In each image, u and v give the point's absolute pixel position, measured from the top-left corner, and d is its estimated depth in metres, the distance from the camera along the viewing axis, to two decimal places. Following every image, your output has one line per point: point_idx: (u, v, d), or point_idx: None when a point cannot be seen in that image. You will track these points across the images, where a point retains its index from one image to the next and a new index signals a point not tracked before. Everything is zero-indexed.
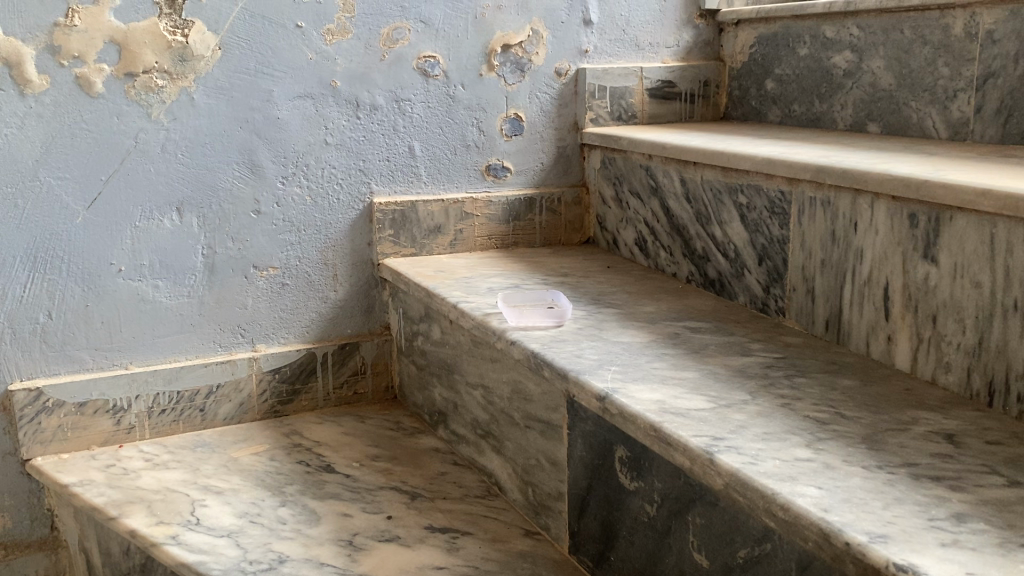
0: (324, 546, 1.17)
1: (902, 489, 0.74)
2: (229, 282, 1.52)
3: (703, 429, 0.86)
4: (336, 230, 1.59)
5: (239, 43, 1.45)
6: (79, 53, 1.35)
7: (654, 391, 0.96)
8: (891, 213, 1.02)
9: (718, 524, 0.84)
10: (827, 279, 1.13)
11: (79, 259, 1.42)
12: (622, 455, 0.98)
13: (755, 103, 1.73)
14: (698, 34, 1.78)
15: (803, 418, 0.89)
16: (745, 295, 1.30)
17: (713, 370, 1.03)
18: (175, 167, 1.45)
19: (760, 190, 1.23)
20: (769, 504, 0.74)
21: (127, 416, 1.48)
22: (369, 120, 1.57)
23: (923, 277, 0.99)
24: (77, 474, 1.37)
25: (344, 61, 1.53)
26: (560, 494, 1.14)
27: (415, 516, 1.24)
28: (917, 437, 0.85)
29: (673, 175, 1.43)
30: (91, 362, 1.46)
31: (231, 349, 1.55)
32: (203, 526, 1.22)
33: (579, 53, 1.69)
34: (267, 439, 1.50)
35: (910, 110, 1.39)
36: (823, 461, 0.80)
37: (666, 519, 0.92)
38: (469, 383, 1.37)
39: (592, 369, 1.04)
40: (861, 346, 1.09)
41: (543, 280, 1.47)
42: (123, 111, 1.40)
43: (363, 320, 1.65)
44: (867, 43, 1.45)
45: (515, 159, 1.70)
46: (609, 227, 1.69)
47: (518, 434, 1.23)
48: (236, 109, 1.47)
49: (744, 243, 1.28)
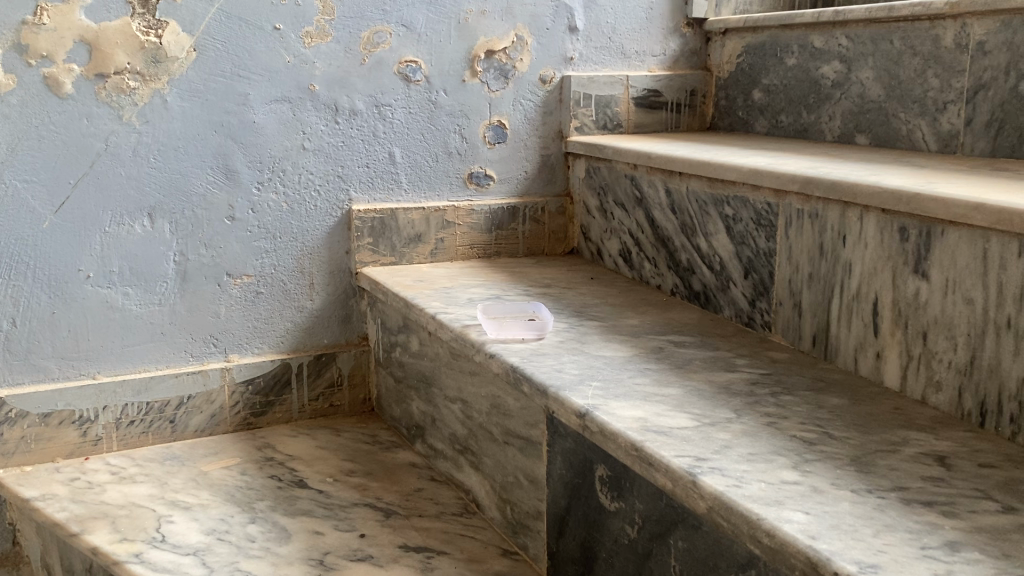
0: (294, 565, 1.12)
1: (893, 515, 0.71)
2: (201, 290, 1.48)
3: (686, 449, 0.83)
4: (313, 238, 1.55)
5: (215, 45, 1.41)
6: (47, 52, 1.31)
7: (636, 409, 0.93)
8: (881, 226, 0.99)
9: (701, 548, 0.80)
10: (814, 293, 1.10)
11: (46, 265, 1.37)
12: (602, 474, 0.94)
13: (742, 113, 1.71)
14: (685, 43, 1.75)
15: (789, 438, 0.86)
16: (730, 308, 1.26)
17: (697, 386, 1.00)
18: (147, 172, 1.41)
19: (747, 202, 1.20)
20: (754, 530, 0.70)
21: (94, 428, 1.43)
22: (348, 126, 1.53)
23: (914, 293, 0.96)
24: (40, 488, 1.32)
25: (323, 65, 1.49)
26: (539, 513, 1.10)
27: (389, 534, 1.20)
28: (908, 460, 0.82)
29: (658, 185, 1.40)
30: (57, 371, 1.41)
31: (202, 359, 1.51)
32: (169, 544, 1.17)
33: (564, 61, 1.66)
34: (239, 452, 1.46)
35: (899, 122, 1.37)
36: (810, 484, 0.76)
37: (647, 542, 0.88)
38: (448, 397, 1.33)
39: (573, 385, 1.00)
40: (848, 362, 1.06)
41: (525, 292, 1.44)
42: (93, 113, 1.36)
43: (340, 330, 1.61)
44: (856, 53, 1.43)
45: (498, 167, 1.67)
46: (593, 238, 1.66)
47: (496, 449, 1.20)
48: (211, 113, 1.43)
49: (730, 256, 1.25)
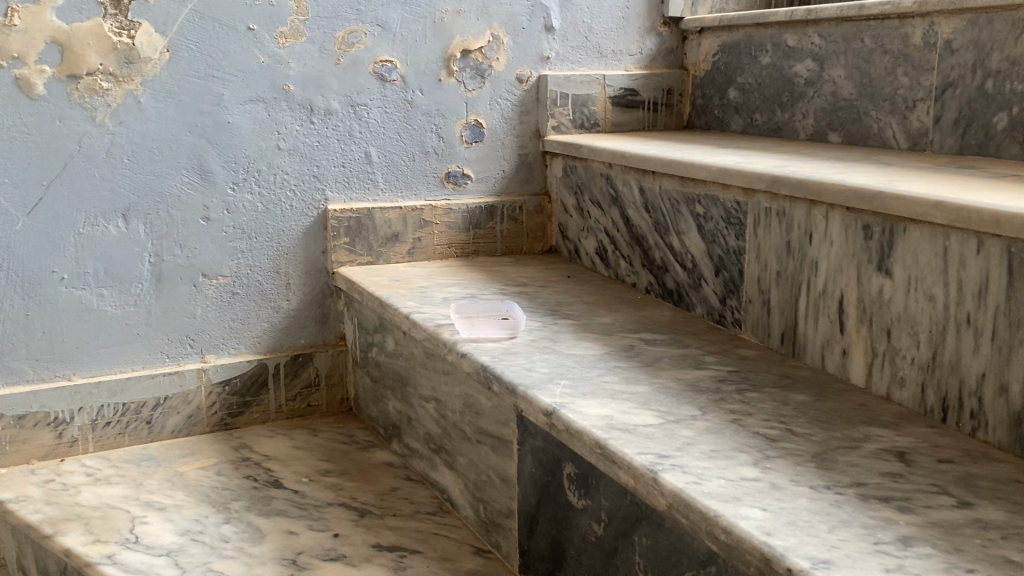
0: (267, 565, 1.13)
1: (849, 511, 0.72)
2: (177, 291, 1.48)
3: (649, 446, 0.83)
4: (289, 238, 1.55)
5: (188, 46, 1.41)
6: (18, 54, 1.30)
7: (602, 407, 0.93)
8: (846, 224, 1.00)
9: (663, 545, 0.81)
10: (782, 291, 1.11)
11: (19, 267, 1.37)
12: (570, 472, 0.95)
13: (718, 112, 1.71)
14: (661, 42, 1.76)
15: (752, 435, 0.87)
16: (702, 306, 1.27)
17: (664, 384, 1.00)
18: (121, 173, 1.41)
19: (717, 200, 1.20)
20: (712, 527, 0.71)
21: (70, 430, 1.43)
22: (323, 126, 1.53)
23: (878, 290, 0.97)
24: (14, 490, 1.32)
25: (297, 65, 1.49)
26: (510, 511, 1.11)
27: (363, 534, 1.21)
28: (868, 456, 0.82)
29: (632, 184, 1.40)
30: (32, 373, 1.41)
31: (179, 359, 1.50)
32: (142, 545, 1.17)
33: (540, 60, 1.67)
34: (215, 453, 1.46)
35: (870, 120, 1.37)
36: (770, 480, 0.77)
37: (613, 539, 0.89)
38: (423, 396, 1.33)
39: (541, 384, 1.01)
40: (816, 359, 1.06)
41: (500, 290, 1.44)
42: (66, 114, 1.35)
43: (318, 330, 1.61)
44: (828, 52, 1.44)
45: (475, 166, 1.67)
46: (570, 236, 1.67)
47: (469, 448, 1.20)
48: (185, 114, 1.43)
49: (701, 254, 1.26)
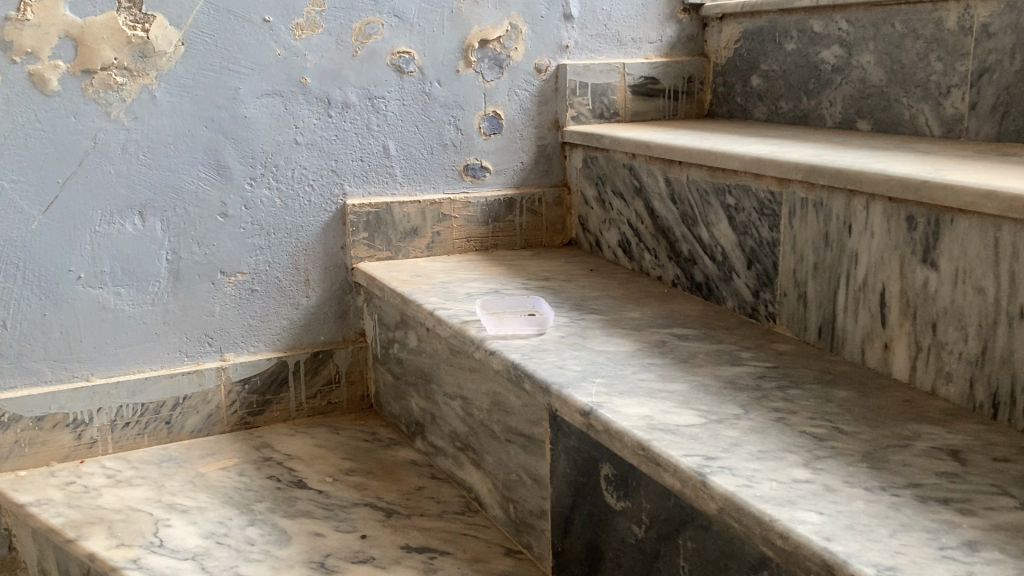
0: (295, 568, 1.11)
1: (909, 513, 0.69)
2: (195, 289, 1.46)
3: (694, 447, 0.81)
4: (308, 234, 1.52)
5: (204, 39, 1.38)
6: (32, 49, 1.28)
7: (641, 406, 0.91)
8: (888, 214, 0.97)
9: (711, 549, 0.79)
10: (820, 283, 1.08)
11: (35, 266, 1.34)
12: (608, 473, 0.92)
13: (740, 100, 1.68)
14: (681, 29, 1.72)
15: (799, 434, 0.84)
16: (733, 299, 1.25)
17: (702, 381, 0.98)
18: (137, 169, 1.38)
19: (749, 191, 1.18)
20: (767, 532, 0.69)
21: (89, 431, 1.41)
22: (341, 119, 1.50)
23: (922, 283, 0.94)
24: (35, 493, 1.30)
25: (314, 58, 1.46)
26: (543, 512, 1.08)
27: (391, 535, 1.18)
28: (921, 454, 0.80)
29: (657, 175, 1.38)
30: (50, 374, 1.39)
31: (198, 358, 1.48)
32: (167, 548, 1.15)
33: (559, 49, 1.64)
34: (236, 452, 1.44)
35: (901, 107, 1.34)
36: (822, 482, 0.75)
37: (655, 542, 0.87)
38: (447, 394, 1.31)
39: (576, 382, 0.98)
40: (856, 353, 1.04)
41: (523, 285, 1.42)
42: (81, 110, 1.33)
43: (337, 327, 1.58)
44: (856, 37, 1.41)
45: (494, 159, 1.65)
46: (591, 229, 1.64)
47: (498, 447, 1.18)
48: (201, 108, 1.40)
49: (732, 246, 1.23)
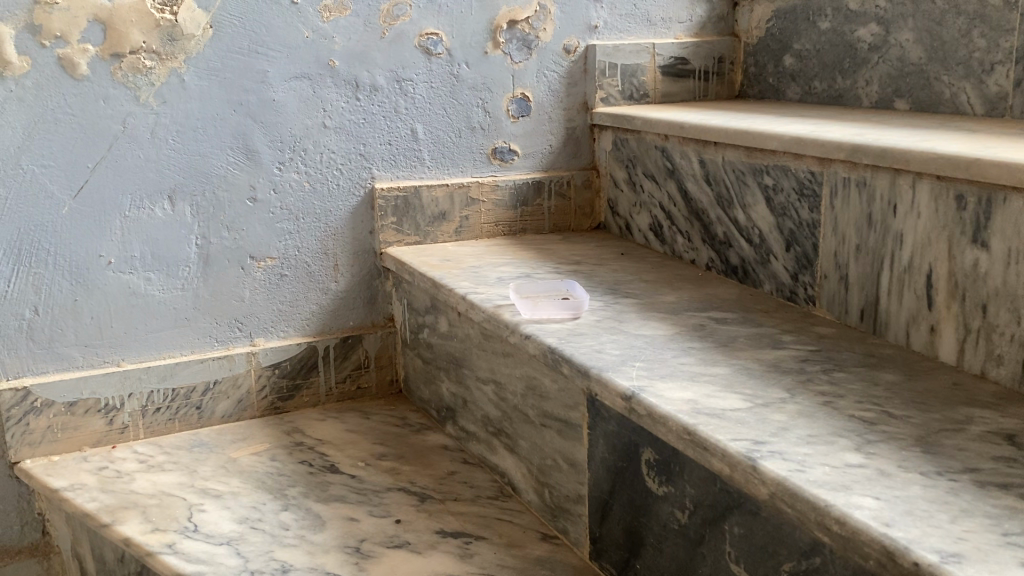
0: (331, 553, 1.10)
1: (968, 499, 0.68)
2: (224, 273, 1.45)
3: (742, 432, 0.79)
4: (337, 218, 1.51)
5: (232, 22, 1.37)
6: (61, 33, 1.27)
7: (684, 390, 0.89)
8: (936, 194, 0.95)
9: (759, 534, 0.77)
10: (862, 265, 1.06)
11: (66, 251, 1.34)
12: (649, 457, 0.91)
13: (772, 80, 1.65)
14: (712, 8, 1.70)
15: (848, 419, 0.83)
16: (770, 282, 1.23)
17: (745, 365, 0.96)
18: (166, 153, 1.37)
19: (789, 171, 1.16)
20: (823, 517, 0.67)
21: (120, 416, 1.41)
22: (369, 102, 1.49)
23: (972, 264, 0.92)
24: (68, 478, 1.31)
25: (342, 40, 1.45)
26: (580, 497, 1.07)
27: (425, 520, 1.18)
28: (975, 439, 0.78)
29: (691, 156, 1.36)
30: (81, 360, 1.38)
31: (227, 343, 1.48)
32: (202, 534, 1.15)
33: (588, 29, 1.62)
34: (267, 437, 1.44)
35: (941, 86, 1.31)
36: (876, 467, 0.73)
37: (699, 527, 0.85)
38: (480, 378, 1.30)
39: (616, 366, 0.97)
40: (900, 336, 1.02)
41: (555, 269, 1.40)
42: (110, 94, 1.32)
43: (366, 312, 1.57)
44: (894, 15, 1.38)
45: (522, 141, 1.63)
46: (621, 212, 1.62)
47: (532, 431, 1.17)
48: (229, 92, 1.39)
49: (770, 228, 1.21)
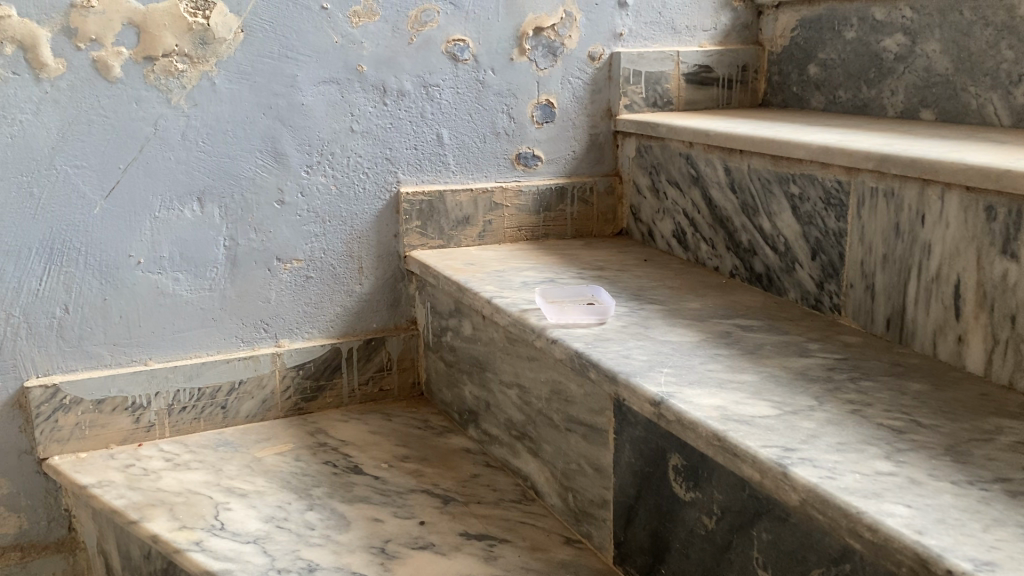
0: (356, 553, 1.11)
1: (1000, 508, 0.68)
2: (252, 275, 1.47)
3: (771, 439, 0.80)
4: (362, 222, 1.53)
5: (263, 26, 1.39)
6: (96, 36, 1.29)
7: (713, 396, 0.90)
8: (965, 205, 0.95)
9: (788, 541, 0.78)
10: (889, 274, 1.07)
11: (97, 250, 1.36)
12: (677, 463, 0.92)
13: (797, 89, 1.66)
14: (737, 17, 1.70)
15: (877, 427, 0.83)
16: (796, 290, 1.23)
17: (772, 373, 0.97)
18: (196, 156, 1.39)
19: (815, 180, 1.16)
20: (854, 524, 0.68)
21: (146, 414, 1.43)
22: (396, 107, 1.51)
23: (1001, 275, 0.92)
24: (95, 475, 1.32)
25: (370, 45, 1.46)
26: (605, 501, 1.08)
27: (449, 522, 1.19)
28: (1005, 449, 0.78)
29: (716, 164, 1.36)
30: (109, 358, 1.40)
31: (253, 344, 1.49)
32: (228, 532, 1.16)
33: (613, 37, 1.63)
34: (291, 438, 1.45)
35: (968, 96, 1.32)
36: (907, 475, 0.73)
37: (727, 533, 0.86)
38: (503, 382, 1.31)
39: (644, 371, 0.97)
40: (926, 346, 1.02)
41: (578, 274, 1.41)
42: (142, 97, 1.34)
43: (389, 314, 1.59)
44: (921, 25, 1.38)
45: (546, 147, 1.64)
46: (644, 218, 1.63)
47: (557, 435, 1.18)
48: (260, 95, 1.41)
49: (796, 236, 1.22)
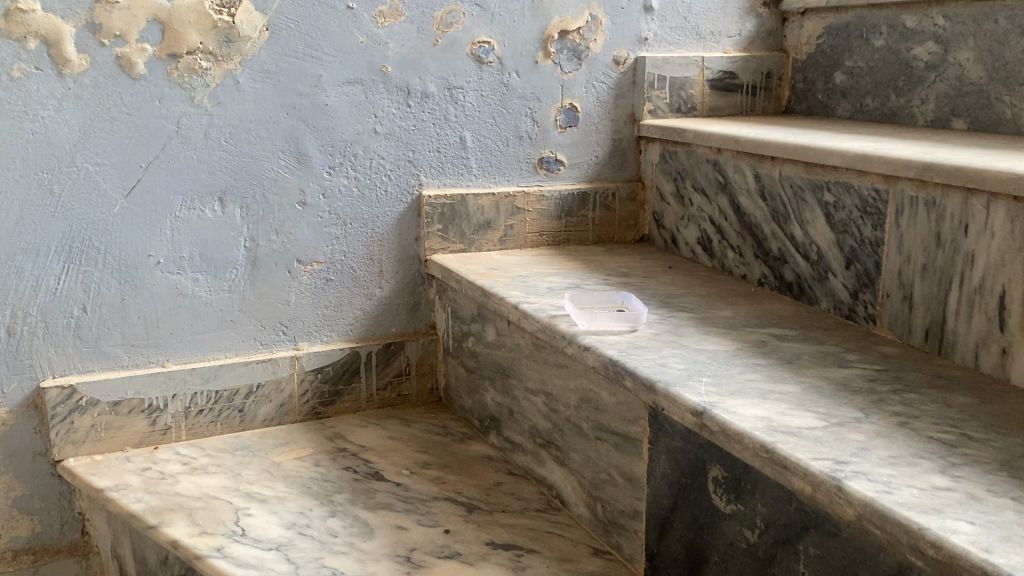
0: (381, 562, 1.09)
1: None
2: (271, 276, 1.45)
3: (821, 451, 0.78)
4: (383, 224, 1.51)
5: (289, 25, 1.37)
6: (120, 32, 1.27)
7: (756, 407, 0.88)
8: (1012, 214, 0.93)
9: (838, 556, 0.76)
10: (929, 285, 1.05)
11: (116, 249, 1.34)
12: (717, 475, 0.90)
13: (822, 96, 1.64)
14: (761, 23, 1.69)
15: (928, 440, 0.81)
16: (828, 299, 1.21)
17: (814, 383, 0.95)
18: (218, 155, 1.37)
19: (851, 188, 1.15)
20: (916, 541, 0.66)
21: (163, 417, 1.41)
22: (420, 109, 1.49)
23: None
24: (112, 478, 1.30)
25: (395, 46, 1.45)
26: (636, 512, 1.06)
27: (475, 531, 1.16)
28: None
29: (745, 170, 1.35)
30: (126, 359, 1.38)
31: (272, 347, 1.47)
32: (250, 538, 1.14)
33: (638, 41, 1.61)
34: (310, 443, 1.43)
35: (1003, 106, 1.30)
36: (964, 490, 0.72)
37: (770, 547, 0.84)
38: (528, 389, 1.29)
39: (682, 380, 0.95)
40: (967, 358, 1.00)
41: (604, 280, 1.39)
42: (165, 95, 1.32)
43: (409, 318, 1.57)
44: (954, 34, 1.37)
45: (569, 152, 1.62)
46: (667, 225, 1.61)
47: (585, 444, 1.16)
48: (283, 95, 1.39)
49: (829, 245, 1.20)
